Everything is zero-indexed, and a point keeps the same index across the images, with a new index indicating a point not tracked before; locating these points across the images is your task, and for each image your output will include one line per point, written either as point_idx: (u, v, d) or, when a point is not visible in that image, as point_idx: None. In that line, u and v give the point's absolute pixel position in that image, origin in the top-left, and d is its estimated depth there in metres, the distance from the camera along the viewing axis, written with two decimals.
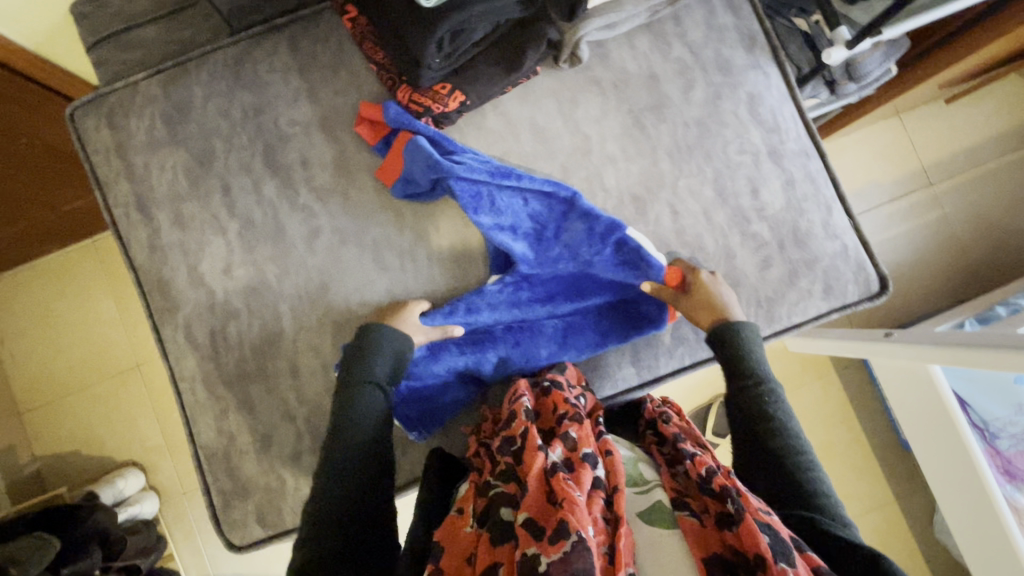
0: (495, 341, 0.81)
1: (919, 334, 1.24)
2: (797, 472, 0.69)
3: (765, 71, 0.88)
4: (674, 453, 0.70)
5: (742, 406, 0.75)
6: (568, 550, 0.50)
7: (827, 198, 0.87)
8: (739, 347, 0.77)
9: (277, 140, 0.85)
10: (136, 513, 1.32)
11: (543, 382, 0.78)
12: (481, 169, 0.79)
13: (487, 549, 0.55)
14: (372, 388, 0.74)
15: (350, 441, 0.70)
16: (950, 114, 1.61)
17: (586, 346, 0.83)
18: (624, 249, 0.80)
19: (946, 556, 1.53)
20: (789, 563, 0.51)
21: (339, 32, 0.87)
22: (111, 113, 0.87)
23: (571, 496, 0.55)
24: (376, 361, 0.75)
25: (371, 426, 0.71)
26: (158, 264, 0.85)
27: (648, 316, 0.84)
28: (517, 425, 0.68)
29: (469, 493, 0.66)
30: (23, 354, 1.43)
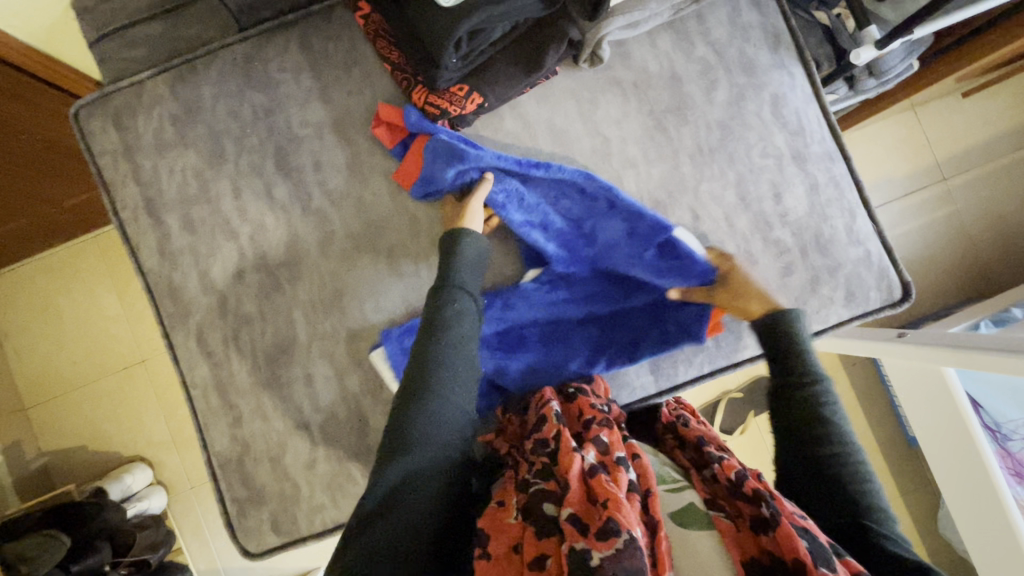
0: (528, 346, 0.83)
1: (931, 334, 1.23)
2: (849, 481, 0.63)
3: (790, 71, 0.86)
4: (700, 455, 0.70)
5: (791, 404, 0.69)
6: (620, 548, 0.50)
7: (851, 203, 0.85)
8: (791, 344, 0.72)
9: (288, 142, 0.83)
10: (144, 509, 1.32)
11: (568, 389, 0.79)
12: (510, 160, 0.79)
13: (533, 542, 0.56)
14: (465, 293, 0.73)
15: (449, 341, 0.68)
16: (965, 108, 1.59)
17: (616, 355, 0.83)
18: (668, 250, 0.81)
19: (950, 553, 1.54)
20: (828, 566, 0.51)
21: (351, 29, 0.84)
22: (117, 113, 0.84)
23: (615, 496, 0.56)
24: (462, 268, 0.75)
25: (468, 333, 0.71)
26: (169, 269, 0.83)
27: (687, 322, 0.82)
28: (549, 427, 0.69)
29: (508, 488, 0.66)
30: (28, 351, 1.42)
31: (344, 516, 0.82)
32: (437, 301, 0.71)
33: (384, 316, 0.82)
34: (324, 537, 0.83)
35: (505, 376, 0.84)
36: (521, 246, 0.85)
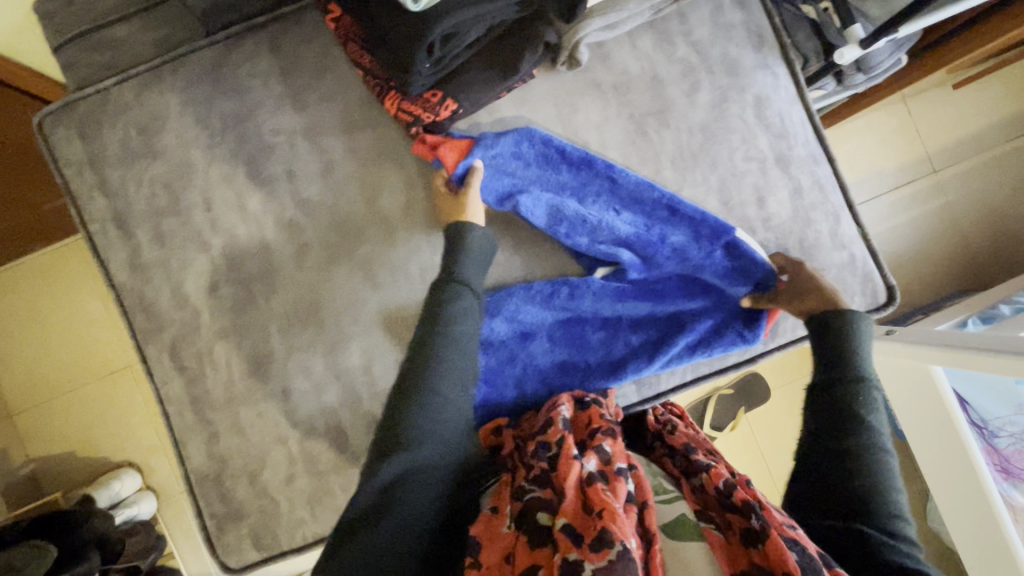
0: (596, 343, 0.81)
1: (917, 334, 1.23)
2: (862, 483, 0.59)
3: (774, 71, 0.84)
4: (689, 464, 0.70)
5: (825, 402, 0.66)
6: (613, 559, 0.49)
7: (836, 206, 0.84)
8: (839, 340, 0.70)
9: (259, 151, 0.80)
10: (133, 515, 1.31)
11: (585, 398, 0.77)
12: (579, 155, 0.79)
13: (525, 550, 0.55)
14: (468, 288, 0.71)
15: (449, 338, 0.66)
16: (957, 99, 1.57)
17: (675, 357, 0.80)
18: (736, 253, 0.79)
19: (939, 545, 1.55)
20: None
21: (322, 32, 0.81)
22: (82, 122, 0.82)
23: (611, 507, 0.54)
24: (464, 263, 0.73)
25: (469, 331, 0.68)
26: (140, 283, 0.81)
27: (755, 321, 0.80)
28: (553, 433, 0.67)
29: (502, 493, 0.64)
30: (10, 361, 1.40)
31: (325, 530, 0.81)
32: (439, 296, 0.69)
33: (361, 329, 0.80)
34: (306, 551, 0.82)
35: (555, 373, 0.80)
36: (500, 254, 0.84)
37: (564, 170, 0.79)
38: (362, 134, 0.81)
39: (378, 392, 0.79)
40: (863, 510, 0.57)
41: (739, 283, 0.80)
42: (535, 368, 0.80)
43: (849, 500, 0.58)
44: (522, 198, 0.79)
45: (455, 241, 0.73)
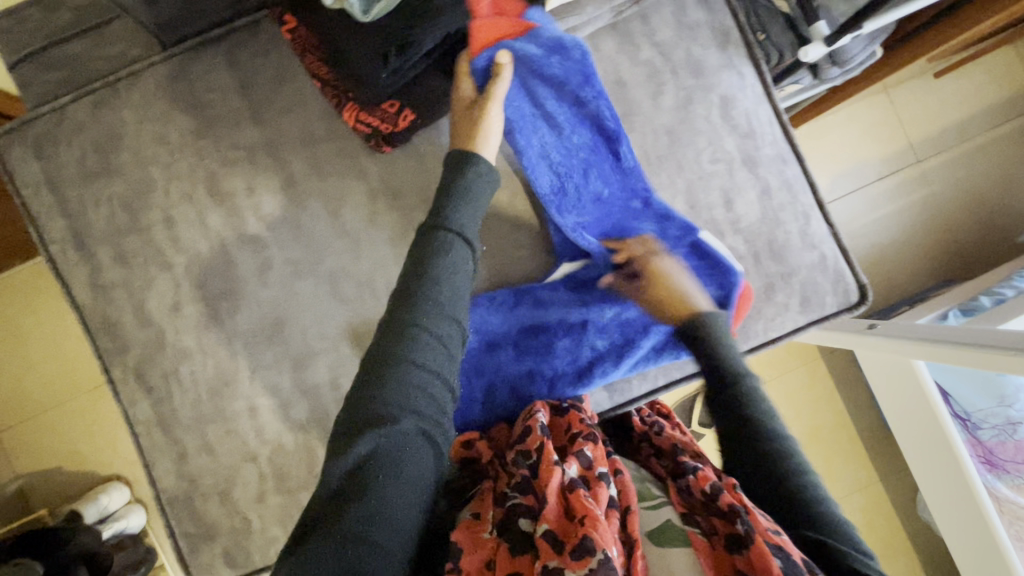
0: (559, 350, 0.79)
1: (901, 327, 1.22)
2: (783, 478, 0.58)
3: (739, 70, 0.82)
4: (674, 466, 0.69)
5: (717, 409, 0.65)
6: (594, 567, 0.49)
7: (805, 206, 0.83)
8: (708, 341, 0.69)
9: (219, 166, 0.79)
10: (122, 528, 1.29)
11: (563, 403, 0.76)
12: (613, 117, 0.76)
13: (506, 558, 0.53)
14: (459, 239, 0.62)
15: (436, 303, 0.57)
16: (939, 88, 1.56)
17: (644, 359, 0.78)
18: (697, 250, 0.77)
19: (929, 536, 1.55)
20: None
21: (279, 43, 0.80)
22: (38, 142, 0.80)
23: (593, 513, 0.54)
24: (457, 213, 0.63)
25: (459, 295, 0.60)
26: (103, 304, 0.80)
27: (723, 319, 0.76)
28: (535, 439, 0.66)
29: (485, 499, 0.62)
30: None
31: None
32: (424, 249, 0.60)
33: (327, 343, 0.79)
34: None
35: (520, 382, 0.79)
36: None
37: (586, 129, 0.77)
38: (323, 146, 0.79)
39: None
40: (792, 505, 0.56)
41: (708, 282, 0.77)
42: (501, 377, 0.79)
43: (780, 499, 0.57)
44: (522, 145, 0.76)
45: (454, 187, 0.65)
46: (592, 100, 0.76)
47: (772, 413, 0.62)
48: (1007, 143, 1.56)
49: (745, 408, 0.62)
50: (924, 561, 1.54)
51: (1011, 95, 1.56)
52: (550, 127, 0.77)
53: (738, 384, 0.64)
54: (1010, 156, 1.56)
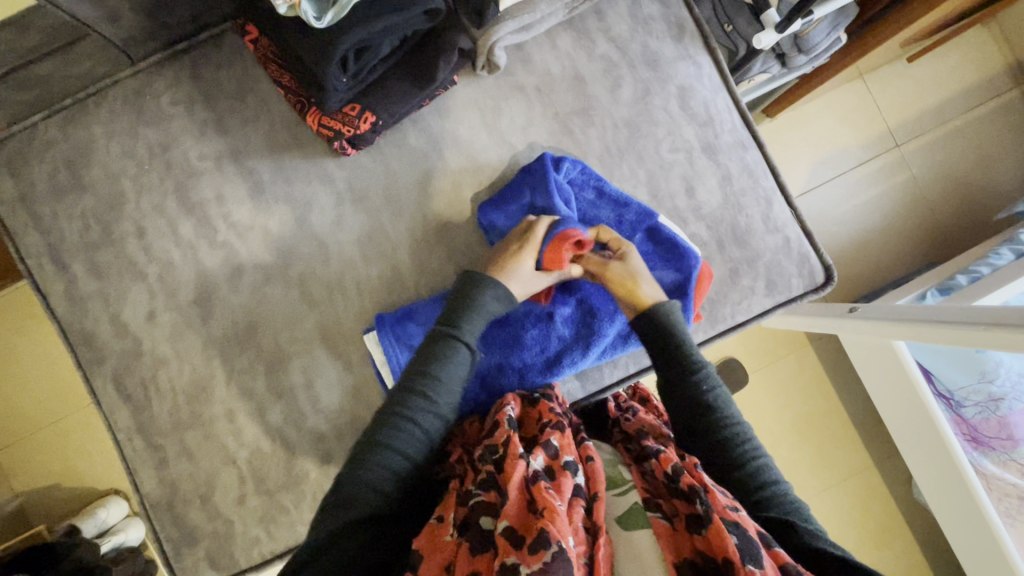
0: (526, 342, 0.80)
1: (881, 308, 1.22)
2: (744, 463, 0.66)
3: (696, 60, 0.84)
4: (640, 450, 0.70)
5: (684, 399, 0.71)
6: (548, 561, 0.49)
7: (767, 190, 0.84)
8: (669, 333, 0.73)
9: (188, 176, 0.81)
10: (121, 542, 1.30)
11: (534, 395, 0.77)
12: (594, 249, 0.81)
13: (466, 559, 0.55)
14: (465, 347, 0.69)
15: (425, 404, 0.66)
16: (913, 72, 1.57)
17: (610, 347, 0.81)
18: (659, 236, 0.79)
19: (925, 519, 1.55)
20: (756, 564, 0.49)
21: (243, 55, 0.82)
22: (11, 162, 0.82)
23: (552, 506, 0.54)
24: (467, 320, 0.70)
25: (448, 396, 0.67)
26: (79, 316, 0.82)
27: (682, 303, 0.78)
28: (501, 434, 0.67)
29: (449, 500, 0.63)
30: None
31: (281, 547, 0.81)
32: (432, 347, 0.68)
33: (300, 345, 0.80)
34: (264, 569, 0.82)
35: (490, 374, 0.80)
36: (435, 261, 0.81)
37: None
38: (289, 152, 0.81)
39: (322, 407, 0.80)
40: (755, 486, 0.65)
41: (666, 268, 0.79)
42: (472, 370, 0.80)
43: (744, 481, 0.65)
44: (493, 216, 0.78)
45: (465, 297, 0.71)
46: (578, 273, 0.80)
47: (726, 402, 0.70)
48: (984, 123, 1.57)
49: (708, 397, 0.70)
50: (921, 544, 1.54)
51: (986, 77, 1.57)
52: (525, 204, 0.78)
53: (701, 375, 0.71)
54: (988, 136, 1.57)
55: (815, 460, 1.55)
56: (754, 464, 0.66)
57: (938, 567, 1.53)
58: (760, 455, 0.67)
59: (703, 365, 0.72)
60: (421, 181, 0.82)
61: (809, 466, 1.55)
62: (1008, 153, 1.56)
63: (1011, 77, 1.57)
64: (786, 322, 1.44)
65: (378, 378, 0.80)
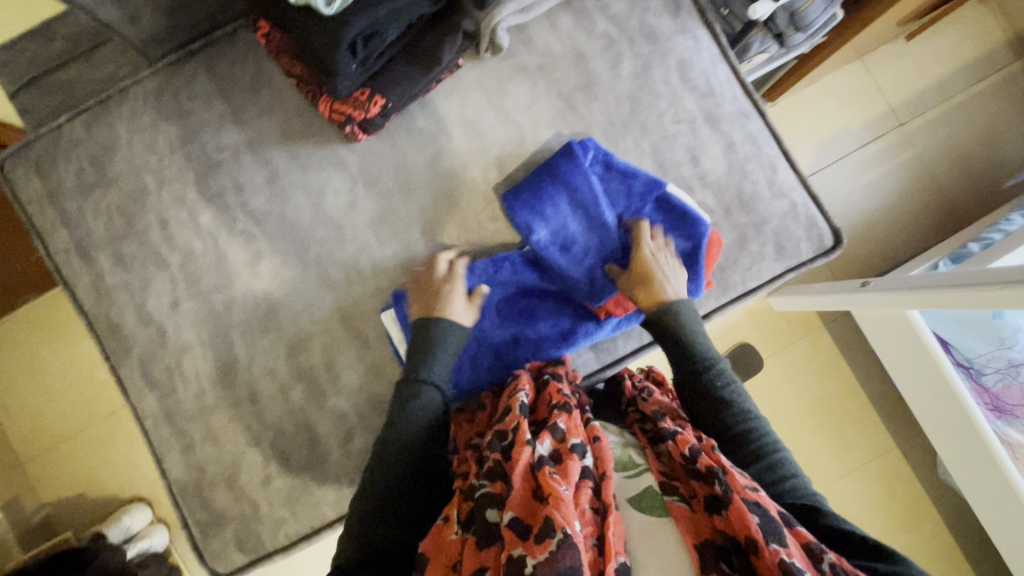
0: (545, 312, 0.82)
1: (893, 280, 1.22)
2: (762, 454, 0.68)
3: (694, 34, 0.86)
4: (656, 431, 0.68)
5: (701, 393, 0.73)
6: (554, 550, 0.49)
7: (771, 156, 0.85)
8: (683, 330, 0.75)
9: (207, 168, 0.84)
10: (146, 547, 1.32)
11: (544, 375, 0.76)
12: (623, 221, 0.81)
13: (473, 553, 0.55)
14: (435, 390, 0.72)
15: (397, 444, 0.69)
16: (912, 51, 1.58)
17: (624, 319, 0.82)
18: (667, 206, 0.80)
19: (952, 501, 1.52)
20: (780, 542, 0.51)
21: (256, 50, 0.85)
22: (39, 161, 0.86)
23: (556, 491, 0.54)
24: (433, 361, 0.74)
25: (416, 432, 0.70)
26: (106, 306, 0.84)
27: (694, 271, 0.80)
28: (510, 419, 0.66)
29: (456, 497, 0.64)
30: (15, 410, 1.43)
31: (307, 526, 0.82)
32: (401, 393, 0.72)
33: (319, 327, 0.82)
34: (291, 551, 0.83)
35: (517, 348, 0.81)
36: (448, 241, 0.83)
37: (570, 211, 0.79)
38: (303, 141, 0.84)
39: (342, 386, 0.82)
40: (778, 478, 0.66)
41: (677, 235, 0.80)
42: (487, 343, 0.81)
43: (765, 473, 0.66)
44: (512, 199, 0.80)
45: (421, 343, 0.75)
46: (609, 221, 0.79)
47: (742, 398, 0.72)
48: (987, 98, 1.57)
49: (723, 390, 0.72)
50: (950, 525, 1.51)
51: (986, 53, 1.57)
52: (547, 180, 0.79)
53: (715, 370, 0.74)
54: (992, 110, 1.57)
55: (836, 444, 1.54)
56: (772, 456, 0.68)
57: (970, 548, 1.50)
58: (778, 448, 0.69)
59: (717, 359, 0.75)
60: (430, 163, 0.84)
61: (830, 451, 1.53)
62: (1013, 127, 1.56)
63: (1011, 51, 1.57)
64: (800, 302, 1.43)
65: (395, 355, 0.82)
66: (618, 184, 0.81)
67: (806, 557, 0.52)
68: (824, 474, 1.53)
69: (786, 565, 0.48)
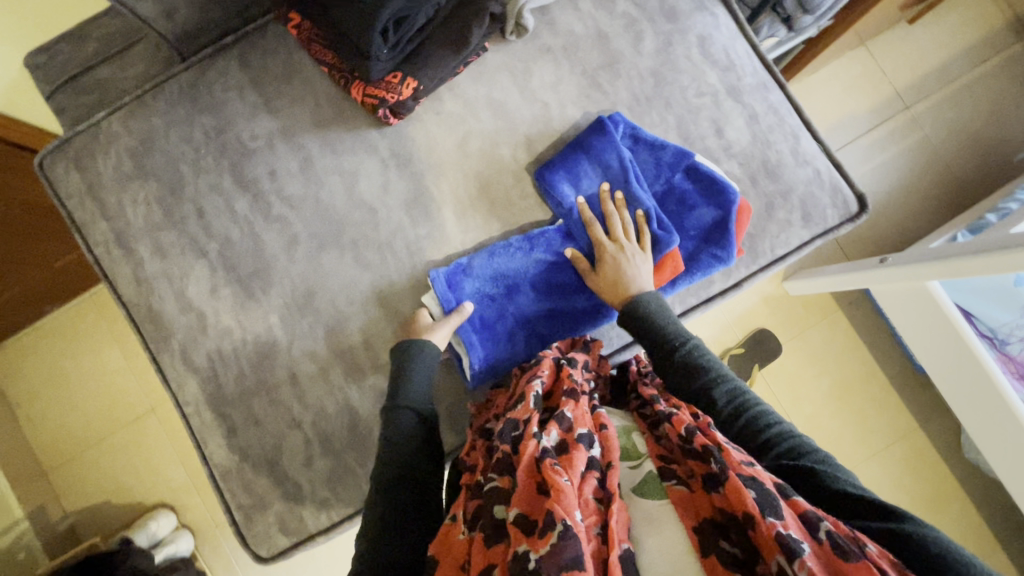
0: (581, 289, 0.83)
1: (913, 254, 1.22)
2: (752, 420, 0.65)
3: (712, 12, 0.88)
4: (654, 416, 0.68)
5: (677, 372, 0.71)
6: (556, 542, 0.49)
7: (793, 126, 0.87)
8: (649, 317, 0.75)
9: (242, 156, 0.86)
10: (173, 552, 1.29)
11: (561, 360, 0.75)
12: (658, 190, 0.83)
13: (479, 551, 0.55)
14: (411, 411, 0.73)
15: (388, 461, 0.69)
16: (915, 35, 1.60)
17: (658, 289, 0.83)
18: (698, 175, 0.81)
19: (979, 479, 1.51)
20: (776, 514, 0.50)
21: (287, 42, 0.88)
22: (78, 156, 0.88)
23: (556, 483, 0.54)
24: (411, 387, 0.74)
25: (403, 448, 0.70)
26: (146, 295, 0.86)
27: (726, 239, 0.80)
28: (522, 410, 0.65)
29: (464, 494, 0.64)
30: (28, 420, 1.39)
31: (349, 507, 0.83)
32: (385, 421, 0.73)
33: (357, 307, 0.84)
34: (332, 533, 0.84)
35: (555, 319, 0.83)
36: (480, 220, 0.85)
37: (598, 181, 0.83)
38: (335, 127, 0.86)
39: (381, 364, 0.83)
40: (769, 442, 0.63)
41: (706, 205, 0.81)
42: (524, 318, 0.82)
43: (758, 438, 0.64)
44: (545, 173, 0.83)
45: (397, 369, 0.76)
46: (639, 189, 0.81)
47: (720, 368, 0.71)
48: (991, 79, 1.59)
49: (700, 364, 0.71)
50: (979, 504, 1.50)
51: (986, 34, 1.60)
52: (582, 153, 0.82)
53: (687, 348, 0.73)
54: (997, 90, 1.59)
55: (859, 427, 1.53)
56: (762, 420, 0.65)
57: (1001, 526, 1.49)
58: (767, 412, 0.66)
59: (688, 336, 0.74)
60: (460, 144, 0.86)
61: (854, 434, 1.53)
62: (1017, 105, 1.58)
63: (1012, 31, 1.60)
64: (816, 284, 1.44)
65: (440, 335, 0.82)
66: (654, 155, 0.82)
67: (803, 527, 0.50)
68: (849, 456, 1.52)
69: (782, 538, 0.48)
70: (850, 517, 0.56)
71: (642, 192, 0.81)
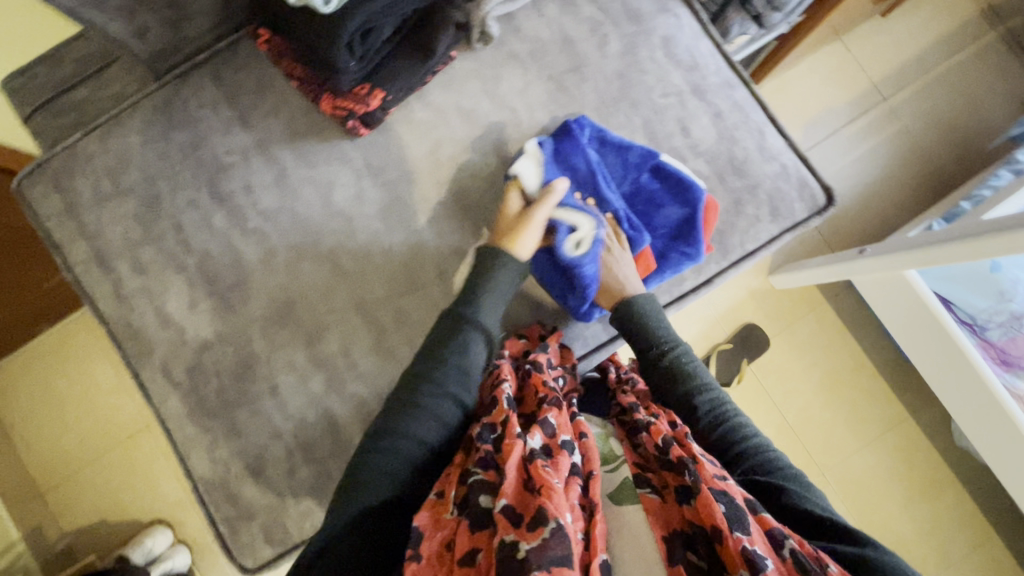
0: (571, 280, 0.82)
1: (889, 243, 1.23)
2: (730, 431, 0.67)
3: (675, 13, 0.90)
4: (633, 423, 0.69)
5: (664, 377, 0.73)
6: (547, 537, 0.49)
7: (758, 123, 0.88)
8: (641, 320, 0.77)
9: (218, 171, 0.87)
10: (169, 568, 1.29)
11: (524, 364, 0.76)
12: (626, 191, 0.84)
13: (465, 535, 0.53)
14: (477, 330, 0.72)
15: (433, 388, 0.66)
16: (889, 27, 1.62)
17: None
18: (664, 174, 0.83)
19: (971, 466, 1.52)
20: (744, 530, 0.51)
21: (259, 58, 0.89)
22: (56, 177, 0.89)
23: (548, 483, 0.54)
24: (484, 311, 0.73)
25: (456, 380, 0.68)
26: (127, 312, 0.87)
27: (694, 236, 0.81)
28: (499, 412, 0.65)
29: (450, 474, 0.62)
30: (20, 441, 1.40)
31: None
32: (449, 335, 0.70)
33: (336, 317, 0.85)
34: None
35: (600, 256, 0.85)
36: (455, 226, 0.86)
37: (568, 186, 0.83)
38: (309, 139, 0.87)
39: (361, 372, 0.84)
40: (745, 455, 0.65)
41: (673, 204, 0.82)
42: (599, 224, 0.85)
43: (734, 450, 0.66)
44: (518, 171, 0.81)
45: (476, 277, 0.75)
46: (607, 193, 0.83)
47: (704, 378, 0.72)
48: (965, 68, 1.61)
49: (687, 370, 0.73)
50: (972, 490, 1.50)
51: (958, 25, 1.62)
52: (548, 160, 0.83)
53: (677, 354, 0.74)
54: (971, 80, 1.61)
55: (850, 417, 1.54)
56: (740, 434, 0.67)
57: (994, 512, 1.49)
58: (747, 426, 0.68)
59: (679, 343, 0.76)
60: (432, 151, 0.87)
61: (845, 425, 1.53)
62: (992, 94, 1.60)
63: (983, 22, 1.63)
64: (800, 276, 1.44)
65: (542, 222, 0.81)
66: (620, 156, 0.83)
67: (768, 543, 0.51)
68: (841, 446, 1.52)
69: (747, 553, 0.49)
70: (810, 535, 0.57)
71: (610, 195, 0.83)
